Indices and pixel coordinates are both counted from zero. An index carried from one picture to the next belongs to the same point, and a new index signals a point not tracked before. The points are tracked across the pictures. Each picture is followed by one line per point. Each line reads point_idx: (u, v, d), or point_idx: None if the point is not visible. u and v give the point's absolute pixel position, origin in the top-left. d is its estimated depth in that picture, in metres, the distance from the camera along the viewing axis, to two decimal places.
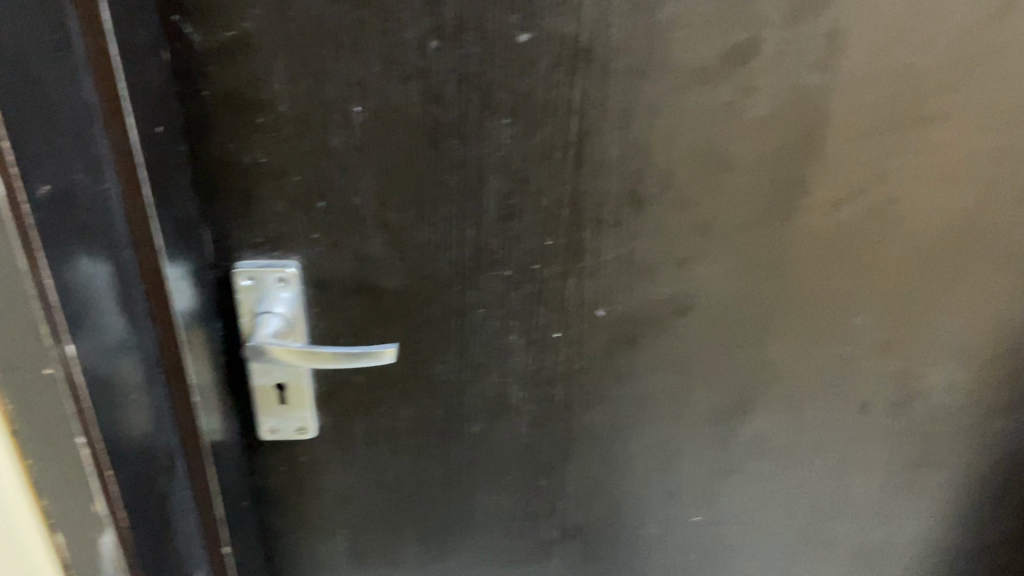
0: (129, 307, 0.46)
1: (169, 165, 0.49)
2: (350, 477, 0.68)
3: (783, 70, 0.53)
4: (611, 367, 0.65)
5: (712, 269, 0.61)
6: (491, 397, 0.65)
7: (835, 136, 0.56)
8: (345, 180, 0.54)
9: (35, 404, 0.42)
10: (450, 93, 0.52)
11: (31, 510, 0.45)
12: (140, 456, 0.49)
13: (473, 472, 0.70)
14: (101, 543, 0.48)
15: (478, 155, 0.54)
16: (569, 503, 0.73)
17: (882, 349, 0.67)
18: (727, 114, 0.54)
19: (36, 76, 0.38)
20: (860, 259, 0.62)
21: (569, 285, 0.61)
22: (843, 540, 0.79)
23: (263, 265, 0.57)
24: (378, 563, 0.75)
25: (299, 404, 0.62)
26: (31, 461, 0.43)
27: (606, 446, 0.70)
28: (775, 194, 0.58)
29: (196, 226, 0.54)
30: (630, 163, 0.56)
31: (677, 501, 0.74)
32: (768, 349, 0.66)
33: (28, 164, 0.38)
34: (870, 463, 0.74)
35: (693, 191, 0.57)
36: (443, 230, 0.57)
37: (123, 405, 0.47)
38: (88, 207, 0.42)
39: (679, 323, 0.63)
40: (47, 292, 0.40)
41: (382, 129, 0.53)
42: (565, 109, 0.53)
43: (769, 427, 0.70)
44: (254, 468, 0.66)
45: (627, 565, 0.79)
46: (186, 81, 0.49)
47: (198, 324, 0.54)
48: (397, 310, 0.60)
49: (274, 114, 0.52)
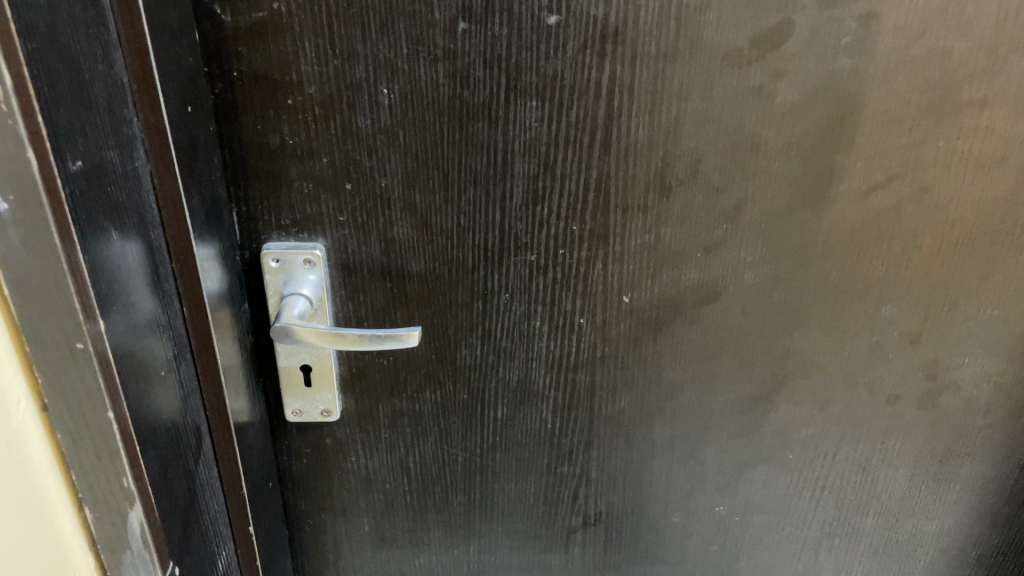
0: (159, 285, 0.47)
1: (199, 145, 0.50)
2: (374, 461, 0.69)
3: (815, 54, 0.52)
4: (636, 355, 0.65)
5: (740, 257, 0.60)
6: (515, 382, 0.65)
7: (868, 122, 0.55)
8: (372, 163, 0.54)
9: (66, 380, 0.41)
10: (477, 75, 0.52)
11: (61, 486, 0.45)
12: (169, 434, 0.50)
13: (496, 458, 0.70)
14: (129, 521, 0.47)
15: (505, 138, 0.54)
16: (592, 491, 0.73)
17: (912, 339, 0.66)
18: (757, 99, 0.54)
19: (71, 53, 0.37)
20: (891, 248, 0.61)
21: (595, 270, 0.60)
22: (867, 533, 0.78)
23: (291, 247, 0.57)
24: (400, 548, 0.75)
25: (325, 385, 0.63)
26: (61, 436, 0.43)
27: (630, 435, 0.70)
28: (806, 180, 0.57)
29: (225, 206, 0.54)
30: (659, 148, 0.55)
31: (700, 491, 0.74)
32: (796, 337, 0.65)
33: (63, 140, 0.37)
34: (897, 455, 0.73)
35: (722, 176, 0.57)
36: (470, 213, 0.57)
37: (154, 383, 0.47)
38: (121, 185, 0.43)
39: (706, 311, 0.63)
40: (79, 270, 0.39)
41: (410, 111, 0.53)
42: (594, 93, 0.53)
43: (795, 417, 0.70)
44: (280, 448, 0.67)
45: (648, 554, 0.79)
46: (216, 60, 0.50)
47: (227, 304, 0.55)
48: (423, 294, 0.60)
49: (303, 94, 0.52)
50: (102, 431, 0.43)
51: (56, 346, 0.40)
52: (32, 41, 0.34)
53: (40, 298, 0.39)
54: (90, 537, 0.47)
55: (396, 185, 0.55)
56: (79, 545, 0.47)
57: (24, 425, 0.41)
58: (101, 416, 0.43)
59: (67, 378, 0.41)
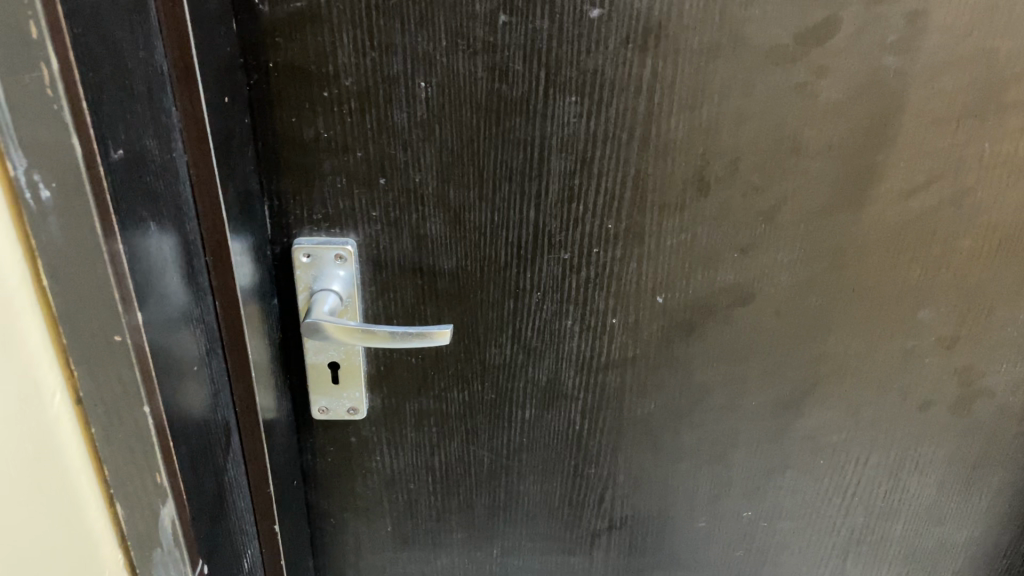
0: (192, 277, 0.46)
1: (234, 137, 0.49)
2: (400, 461, 0.68)
3: (859, 52, 0.52)
4: (667, 356, 0.64)
5: (777, 257, 0.60)
6: (544, 382, 0.64)
7: (911, 122, 0.55)
8: (407, 157, 0.54)
9: (101, 372, 0.41)
10: (516, 69, 0.51)
11: (92, 482, 0.44)
12: (201, 429, 0.49)
13: (523, 459, 0.69)
14: (161, 517, 0.46)
15: (542, 134, 0.53)
16: (618, 494, 0.72)
17: (949, 344, 0.65)
18: (800, 97, 0.53)
19: (114, 39, 0.37)
20: (930, 251, 0.60)
21: (629, 270, 0.59)
22: (896, 540, 0.77)
23: (322, 242, 0.56)
24: (422, 549, 0.74)
25: (353, 383, 0.62)
26: (95, 430, 0.42)
27: (658, 437, 0.69)
28: (845, 181, 0.57)
29: (258, 199, 0.53)
30: (698, 146, 0.54)
31: (728, 495, 0.73)
32: (829, 340, 0.64)
33: (107, 127, 0.36)
34: (928, 462, 0.72)
35: (760, 175, 0.56)
36: (504, 209, 0.56)
37: (186, 378, 0.46)
38: (158, 175, 0.42)
39: (740, 312, 0.62)
40: (119, 259, 0.38)
41: (447, 106, 0.52)
42: (634, 88, 0.52)
43: (827, 422, 0.69)
44: (304, 446, 0.66)
45: (673, 559, 0.78)
46: (253, 51, 0.49)
47: (257, 300, 0.54)
48: (453, 292, 0.60)
49: (339, 87, 0.51)
50: (136, 425, 0.42)
51: (94, 337, 0.39)
52: (78, 25, 0.33)
53: (81, 287, 0.38)
54: (121, 535, 0.47)
55: (430, 180, 0.55)
56: (109, 542, 0.46)
57: (60, 419, 0.41)
58: (137, 410, 0.42)
59: (103, 370, 0.41)
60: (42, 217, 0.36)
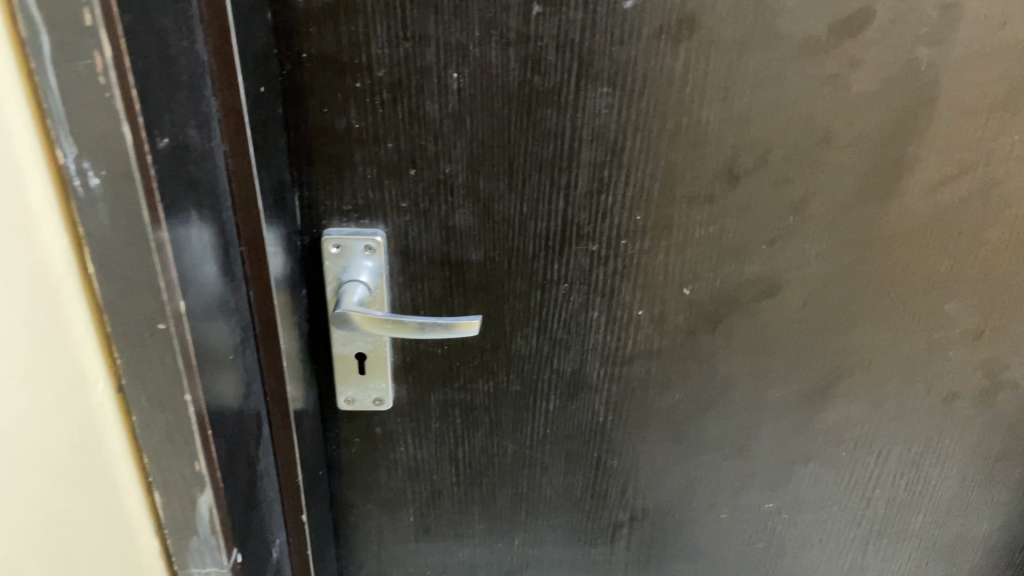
0: (228, 269, 0.47)
1: (268, 126, 0.49)
2: (423, 452, 0.68)
3: (893, 44, 0.52)
4: (693, 348, 0.64)
5: (805, 250, 0.60)
6: (569, 374, 0.65)
7: (942, 114, 0.55)
8: (438, 148, 0.54)
9: (142, 359, 0.41)
10: (549, 59, 0.51)
11: (131, 469, 0.45)
12: (235, 418, 0.49)
13: (546, 450, 0.69)
14: (199, 505, 0.46)
15: (572, 126, 0.54)
16: (640, 485, 0.72)
17: (974, 336, 0.65)
18: (832, 88, 0.53)
19: (160, 28, 0.37)
20: (957, 244, 0.60)
21: (657, 261, 0.59)
22: (916, 532, 0.78)
23: (352, 233, 0.56)
24: (444, 540, 0.74)
25: (379, 374, 0.62)
26: (135, 419, 0.43)
27: (681, 429, 0.69)
28: (875, 172, 0.57)
29: (289, 190, 0.54)
30: (729, 137, 0.54)
31: (750, 487, 0.73)
32: (855, 332, 0.64)
33: (153, 116, 0.36)
34: (950, 455, 0.72)
35: (790, 167, 0.56)
36: (533, 200, 0.56)
37: (221, 367, 0.47)
38: (198, 164, 0.42)
39: (766, 304, 0.62)
40: (165, 247, 0.38)
41: (479, 96, 0.52)
42: (666, 79, 0.52)
43: (850, 414, 0.69)
44: (328, 437, 0.66)
45: (693, 551, 0.78)
46: (286, 41, 0.49)
47: (288, 290, 0.54)
48: (480, 283, 0.60)
49: (371, 77, 0.51)
50: (176, 413, 0.42)
51: (137, 325, 0.40)
52: (129, 14, 0.34)
53: (126, 274, 0.38)
54: (157, 521, 0.47)
55: (461, 172, 0.55)
56: (145, 528, 0.47)
57: (102, 407, 0.41)
58: (178, 399, 0.42)
59: (148, 359, 0.41)
60: (90, 205, 0.36)
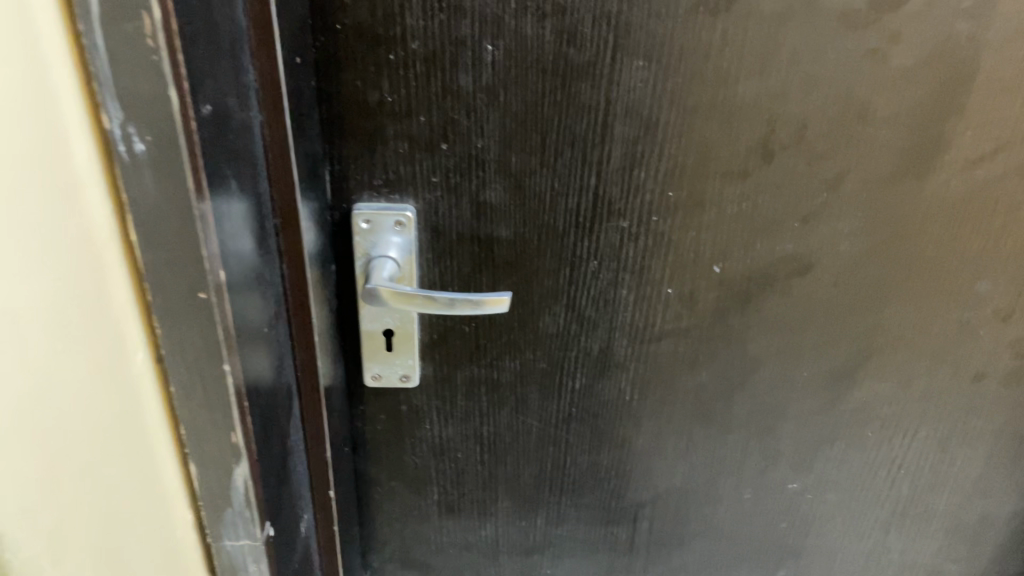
0: (264, 239, 0.46)
1: (302, 98, 0.48)
2: (448, 430, 0.68)
3: (934, 18, 0.51)
4: (722, 326, 0.64)
5: (838, 227, 0.59)
6: (596, 351, 0.64)
7: (980, 90, 0.54)
8: (470, 122, 0.53)
9: (180, 329, 0.41)
10: (585, 32, 0.51)
11: (168, 440, 0.45)
12: (268, 391, 0.49)
13: (571, 429, 0.69)
14: (234, 478, 0.46)
15: (607, 100, 0.53)
16: (665, 463, 0.72)
17: (1005, 316, 0.65)
18: (871, 62, 0.52)
19: None
20: (992, 221, 0.60)
21: (688, 238, 0.59)
22: (940, 512, 0.78)
23: (382, 208, 0.56)
24: (467, 518, 0.74)
25: (405, 350, 0.62)
26: (173, 390, 0.43)
27: (708, 408, 0.69)
28: (911, 149, 0.56)
29: (320, 163, 0.53)
30: (765, 112, 0.54)
31: (775, 466, 0.73)
32: (885, 311, 0.64)
33: (197, 82, 0.36)
34: (976, 435, 0.72)
35: (826, 143, 0.55)
36: (564, 176, 0.56)
37: (255, 340, 0.46)
38: (238, 133, 0.42)
39: (798, 282, 0.62)
40: (206, 219, 0.38)
41: (513, 69, 0.52)
42: (703, 53, 0.52)
43: (878, 394, 0.69)
44: (353, 414, 0.66)
45: (716, 531, 0.78)
46: (321, 12, 0.49)
47: (318, 264, 0.54)
48: (510, 260, 0.59)
49: (405, 49, 0.50)
50: (215, 383, 0.42)
51: (178, 293, 0.40)
52: None
53: (168, 242, 0.38)
54: (191, 494, 0.48)
55: (493, 146, 0.54)
56: (180, 501, 0.47)
57: (141, 376, 0.42)
58: (217, 368, 0.42)
59: (187, 327, 0.41)
60: (134, 169, 0.36)
